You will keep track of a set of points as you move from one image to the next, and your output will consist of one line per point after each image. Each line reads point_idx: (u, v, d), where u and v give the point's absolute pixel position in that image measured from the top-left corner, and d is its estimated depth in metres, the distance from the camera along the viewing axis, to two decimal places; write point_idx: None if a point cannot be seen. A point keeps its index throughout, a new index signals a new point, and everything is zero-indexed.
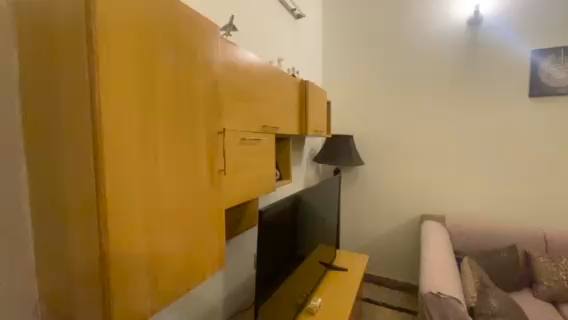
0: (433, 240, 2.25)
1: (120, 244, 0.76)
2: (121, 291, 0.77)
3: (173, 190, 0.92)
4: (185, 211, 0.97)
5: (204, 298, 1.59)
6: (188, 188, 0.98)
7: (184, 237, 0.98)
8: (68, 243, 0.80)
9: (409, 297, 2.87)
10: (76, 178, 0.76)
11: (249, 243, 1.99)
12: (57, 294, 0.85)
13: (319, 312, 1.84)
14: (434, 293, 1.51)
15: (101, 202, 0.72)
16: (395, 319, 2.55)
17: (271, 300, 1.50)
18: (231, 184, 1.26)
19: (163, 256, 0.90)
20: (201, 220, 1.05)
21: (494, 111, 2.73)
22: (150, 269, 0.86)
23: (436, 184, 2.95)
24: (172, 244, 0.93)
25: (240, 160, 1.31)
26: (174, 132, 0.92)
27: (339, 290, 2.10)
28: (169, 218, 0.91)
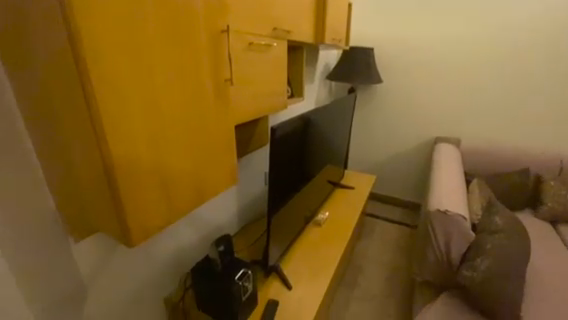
0: (446, 162, 2.21)
1: (124, 160, 0.73)
2: (134, 205, 0.77)
3: (175, 104, 0.83)
4: (191, 127, 0.90)
5: (219, 210, 1.69)
6: (193, 105, 0.89)
7: (193, 155, 0.93)
8: (71, 158, 0.77)
9: (409, 214, 3.06)
10: (63, 88, 0.67)
11: (259, 161, 1.99)
12: (73, 207, 0.86)
13: (325, 224, 1.97)
14: (441, 211, 1.54)
15: (94, 115, 0.65)
16: (394, 231, 2.77)
17: (282, 213, 1.57)
18: (240, 99, 1.15)
19: (174, 174, 0.88)
20: (211, 140, 0.99)
21: (546, 17, 2.28)
22: (161, 186, 0.85)
23: (458, 106, 2.73)
24: (180, 161, 0.89)
25: (248, 69, 1.16)
26: (170, 41, 0.78)
27: (345, 206, 2.20)
28: (176, 137, 0.86)
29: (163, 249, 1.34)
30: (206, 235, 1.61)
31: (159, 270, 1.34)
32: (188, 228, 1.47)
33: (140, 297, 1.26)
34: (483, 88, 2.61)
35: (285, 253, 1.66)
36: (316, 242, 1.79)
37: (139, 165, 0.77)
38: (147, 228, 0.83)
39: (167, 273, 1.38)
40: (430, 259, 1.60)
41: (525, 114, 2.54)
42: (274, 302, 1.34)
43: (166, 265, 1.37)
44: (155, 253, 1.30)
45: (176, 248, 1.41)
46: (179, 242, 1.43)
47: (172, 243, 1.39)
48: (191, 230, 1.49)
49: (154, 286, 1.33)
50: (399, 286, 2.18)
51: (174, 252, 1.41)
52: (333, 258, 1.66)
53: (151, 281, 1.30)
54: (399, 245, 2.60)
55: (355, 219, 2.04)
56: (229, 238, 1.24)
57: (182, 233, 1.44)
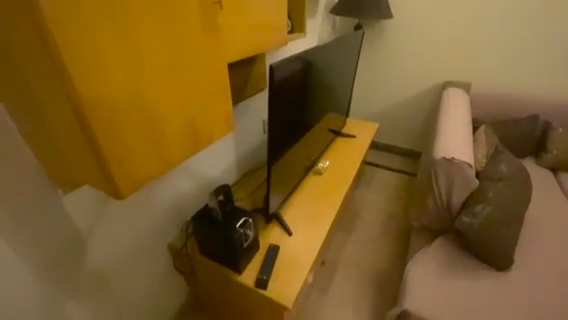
0: (455, 108, 2.08)
1: (97, 102, 0.64)
2: (116, 152, 0.70)
3: (151, 35, 0.71)
4: (175, 64, 0.78)
5: (215, 159, 1.63)
6: (174, 38, 0.76)
7: (181, 98, 0.83)
8: (42, 104, 0.69)
9: (409, 162, 3.04)
10: (11, 16, 0.57)
11: (257, 108, 1.87)
12: (56, 158, 0.81)
13: (326, 174, 1.94)
14: (447, 159, 1.49)
15: (50, 45, 0.55)
16: (393, 179, 2.79)
17: (281, 162, 1.51)
18: (232, 33, 0.99)
19: (159, 120, 0.79)
20: (202, 83, 0.88)
21: None
22: (146, 133, 0.76)
23: (474, 46, 2.48)
24: (166, 105, 0.79)
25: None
26: None
27: (346, 154, 2.15)
28: (158, 77, 0.75)
29: (159, 199, 1.31)
30: (204, 185, 1.58)
31: (158, 219, 1.33)
32: (184, 177, 1.43)
33: (140, 244, 1.28)
34: (504, 25, 2.33)
35: (285, 201, 1.65)
36: (316, 191, 1.78)
37: (115, 107, 0.68)
38: (135, 179, 0.77)
39: (167, 222, 1.39)
40: (429, 207, 1.60)
41: (547, 55, 2.32)
42: (275, 247, 1.36)
43: (165, 214, 1.37)
44: (152, 202, 1.28)
45: (174, 197, 1.39)
46: (177, 192, 1.40)
47: (169, 193, 1.36)
48: (188, 180, 1.45)
49: (154, 234, 1.34)
50: (394, 230, 2.26)
51: (172, 202, 1.39)
52: (333, 205, 1.66)
53: (150, 229, 1.31)
54: (397, 193, 2.63)
55: (356, 169, 2.00)
56: (228, 188, 1.20)
57: (179, 182, 1.40)
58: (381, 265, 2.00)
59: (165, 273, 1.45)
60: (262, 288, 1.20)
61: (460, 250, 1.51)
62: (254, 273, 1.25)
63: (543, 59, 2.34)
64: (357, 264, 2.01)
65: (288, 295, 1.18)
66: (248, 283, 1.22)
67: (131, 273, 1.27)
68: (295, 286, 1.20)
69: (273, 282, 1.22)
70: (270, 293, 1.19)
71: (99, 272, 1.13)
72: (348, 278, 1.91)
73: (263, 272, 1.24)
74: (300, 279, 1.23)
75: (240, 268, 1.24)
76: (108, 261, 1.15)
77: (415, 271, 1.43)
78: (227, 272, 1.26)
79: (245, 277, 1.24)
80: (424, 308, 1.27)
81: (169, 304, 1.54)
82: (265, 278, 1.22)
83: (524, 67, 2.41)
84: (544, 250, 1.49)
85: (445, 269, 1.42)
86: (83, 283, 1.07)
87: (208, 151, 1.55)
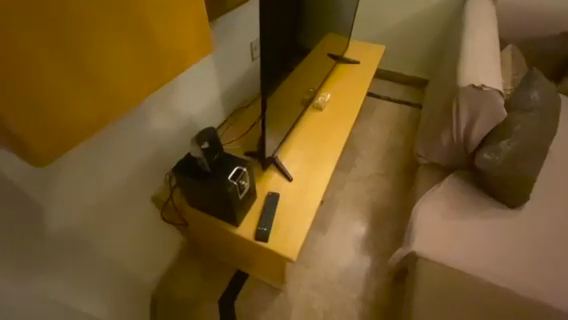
0: (482, 23, 1.72)
1: None
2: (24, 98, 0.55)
3: None
4: None
5: (193, 94, 1.33)
6: None
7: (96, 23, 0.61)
8: None
9: (414, 92, 2.75)
10: None
11: (241, 27, 1.47)
12: None
13: (326, 108, 1.68)
14: (476, 87, 1.25)
15: None
16: (394, 112, 2.56)
17: (275, 97, 1.24)
18: None
19: (89, 58, 0.62)
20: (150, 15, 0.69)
21: None
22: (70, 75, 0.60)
23: None
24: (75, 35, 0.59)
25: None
26: None
27: (349, 86, 1.85)
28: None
29: (124, 145, 1.08)
30: (181, 127, 1.32)
31: (130, 169, 1.14)
32: (154, 117, 1.17)
33: (113, 198, 1.10)
34: None
35: (283, 143, 1.44)
36: (317, 130, 1.55)
37: (20, 39, 0.52)
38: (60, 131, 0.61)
39: (141, 171, 1.19)
40: (442, 142, 1.45)
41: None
42: (275, 195, 1.22)
43: (137, 163, 1.16)
44: (115, 150, 1.05)
45: (145, 142, 1.16)
46: (148, 135, 1.17)
47: (137, 138, 1.12)
48: (159, 120, 1.20)
49: (129, 185, 1.16)
50: (396, 167, 2.14)
51: (144, 147, 1.17)
52: (336, 146, 1.46)
53: (122, 181, 1.12)
54: (399, 126, 2.44)
55: (360, 102, 1.74)
56: (214, 133, 0.96)
57: (148, 124, 1.15)
58: (382, 202, 1.94)
59: (152, 226, 1.32)
60: (262, 240, 1.09)
61: (469, 187, 1.41)
62: (253, 224, 1.13)
63: None
64: (357, 203, 1.94)
65: (292, 246, 1.08)
66: (246, 236, 1.10)
67: (110, 230, 1.12)
68: (300, 237, 1.10)
69: (275, 233, 1.11)
70: (273, 245, 1.08)
71: (68, 233, 0.97)
72: (348, 217, 1.86)
73: (263, 224, 1.12)
74: (304, 229, 1.12)
75: (237, 220, 1.10)
76: (76, 222, 0.99)
77: (423, 211, 1.33)
78: (221, 224, 1.13)
79: (243, 228, 1.12)
80: (433, 250, 1.21)
81: (164, 254, 1.46)
82: (265, 230, 1.10)
83: None
84: (556, 187, 1.40)
85: (454, 209, 1.33)
86: (51, 245, 0.93)
87: (181, 83, 1.25)
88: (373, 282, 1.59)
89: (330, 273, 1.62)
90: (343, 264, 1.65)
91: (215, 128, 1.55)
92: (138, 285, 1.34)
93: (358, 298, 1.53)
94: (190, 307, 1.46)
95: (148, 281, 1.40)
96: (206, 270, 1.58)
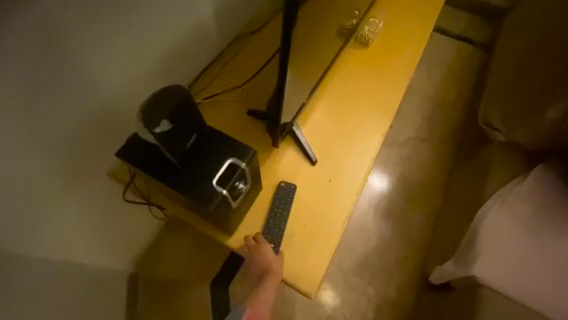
0: None
1: None
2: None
3: None
4: None
5: (160, 10, 0.79)
6: None
7: None
8: None
9: (482, 24, 2.02)
10: None
11: None
12: None
13: (375, 45, 1.12)
14: None
15: None
16: (448, 52, 1.92)
17: (299, 27, 0.70)
18: None
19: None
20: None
21: None
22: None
23: None
24: None
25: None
26: None
27: (409, 10, 1.22)
28: None
29: (24, 88, 0.60)
30: (143, 66, 0.83)
31: (50, 129, 0.68)
32: (87, 41, 0.67)
33: (29, 175, 0.68)
34: None
35: (306, 102, 0.95)
36: (359, 81, 1.04)
37: None
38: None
39: (75, 130, 0.74)
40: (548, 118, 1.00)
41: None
42: (290, 188, 0.85)
43: (66, 117, 0.70)
44: (3, 95, 0.58)
45: (71, 84, 0.68)
46: (78, 73, 0.68)
47: (54, 76, 0.64)
48: (101, 49, 0.70)
49: (58, 154, 0.72)
50: (442, 131, 1.66)
51: (71, 92, 0.69)
52: (387, 113, 1.00)
53: (38, 148, 0.67)
54: (453, 74, 1.84)
55: (424, 38, 1.16)
56: (185, 97, 0.54)
57: (72, 51, 0.65)
58: (418, 178, 1.53)
59: (114, 205, 0.96)
60: (267, 263, 0.76)
61: (561, 189, 0.98)
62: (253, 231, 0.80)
63: None
64: (387, 176, 1.52)
65: (310, 277, 0.77)
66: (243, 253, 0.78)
67: (43, 218, 0.75)
68: (324, 258, 0.79)
69: (285, 254, 0.79)
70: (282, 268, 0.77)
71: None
72: (372, 194, 1.48)
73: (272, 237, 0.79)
74: (330, 247, 0.80)
75: (230, 228, 0.76)
76: None
77: (494, 221, 0.93)
78: (208, 230, 0.79)
79: (240, 236, 0.80)
80: (502, 278, 0.85)
81: (138, 231, 1.14)
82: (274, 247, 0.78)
83: None
84: None
85: (538, 219, 0.93)
86: None
87: None
88: (395, 277, 1.32)
89: (344, 263, 1.34)
90: (361, 254, 1.36)
91: (204, 66, 1.03)
92: (109, 270, 1.06)
93: (375, 295, 1.29)
94: (179, 289, 1.23)
95: (121, 262, 1.12)
96: (196, 246, 1.29)
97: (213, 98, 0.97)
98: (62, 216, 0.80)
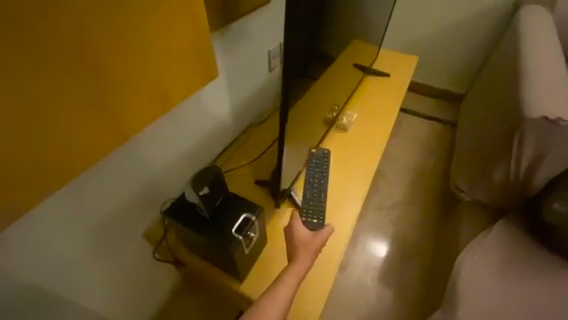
0: (547, 36, 1.43)
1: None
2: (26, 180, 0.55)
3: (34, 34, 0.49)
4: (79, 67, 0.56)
5: (198, 117, 1.14)
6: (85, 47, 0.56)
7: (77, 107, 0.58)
8: None
9: (447, 107, 2.46)
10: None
11: (258, 32, 1.27)
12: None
13: (352, 129, 1.46)
14: (550, 120, 0.99)
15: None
16: (422, 129, 2.30)
17: (293, 124, 1.02)
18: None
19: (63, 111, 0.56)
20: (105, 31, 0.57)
21: None
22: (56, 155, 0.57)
23: None
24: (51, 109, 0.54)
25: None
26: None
27: (379, 103, 1.60)
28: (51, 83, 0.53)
29: (110, 184, 0.89)
30: (183, 154, 1.15)
31: (117, 207, 0.94)
32: (148, 148, 0.97)
33: (95, 237, 0.91)
34: None
35: (300, 172, 1.22)
36: (340, 158, 1.33)
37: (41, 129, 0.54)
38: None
39: (131, 205, 1.00)
40: (495, 179, 1.20)
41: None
42: (323, 153, 1.27)
43: (131, 194, 0.98)
44: (99, 191, 0.87)
45: (137, 178, 0.97)
46: (142, 170, 0.98)
47: (130, 169, 0.94)
48: (155, 150, 1.00)
49: (117, 222, 0.97)
50: (427, 195, 1.87)
51: (136, 182, 0.98)
52: (365, 182, 1.24)
53: (106, 220, 0.93)
54: (430, 147, 2.17)
55: (391, 122, 1.50)
56: (216, 172, 0.80)
57: (141, 157, 0.96)
58: (409, 237, 1.68)
59: (143, 264, 1.14)
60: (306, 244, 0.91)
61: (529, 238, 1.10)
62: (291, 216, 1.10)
63: None
64: (380, 236, 1.68)
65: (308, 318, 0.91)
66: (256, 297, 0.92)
67: (95, 268, 0.95)
68: (319, 303, 0.93)
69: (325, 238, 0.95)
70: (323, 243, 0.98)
71: (34, 280, 0.79)
72: (369, 255, 1.60)
73: (312, 215, 1.07)
74: (323, 293, 0.95)
75: (241, 275, 0.93)
76: (47, 279, 0.82)
77: (469, 268, 1.07)
78: (223, 277, 0.95)
79: (248, 285, 0.94)
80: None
81: (157, 291, 1.27)
82: (317, 221, 1.05)
83: None
84: None
85: (510, 266, 1.04)
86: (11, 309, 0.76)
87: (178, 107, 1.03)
88: None
89: None
90: (363, 314, 1.41)
91: (220, 149, 1.34)
92: None
93: None
94: None
95: None
96: (206, 308, 1.38)
97: (228, 171, 1.25)
98: (109, 267, 1.00)
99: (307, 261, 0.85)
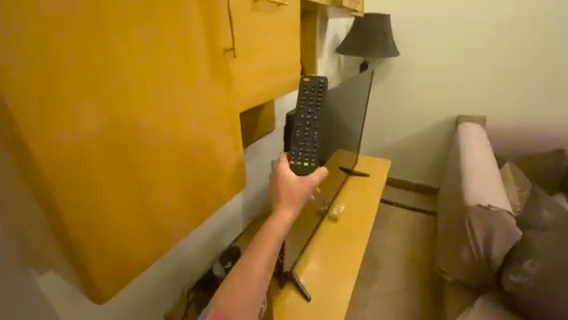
0: (476, 145, 1.96)
1: (83, 212, 0.46)
2: (59, 168, 0.41)
3: (160, 120, 0.56)
4: (189, 153, 0.64)
5: (221, 217, 1.45)
6: (191, 132, 0.64)
7: (183, 189, 0.65)
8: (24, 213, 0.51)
9: (427, 199, 2.82)
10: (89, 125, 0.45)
11: (265, 149, 1.74)
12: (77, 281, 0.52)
13: (342, 219, 1.76)
14: (483, 206, 1.31)
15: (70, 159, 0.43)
16: (408, 219, 2.58)
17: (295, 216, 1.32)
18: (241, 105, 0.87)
19: (168, 192, 0.61)
20: (195, 64, 0.61)
21: None
22: (118, 209, 0.51)
23: (477, 82, 2.46)
24: (166, 189, 0.60)
25: (251, 24, 0.82)
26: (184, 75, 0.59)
27: (361, 198, 1.96)
28: (162, 164, 0.59)
29: (156, 280, 1.11)
30: (208, 247, 1.40)
31: (156, 299, 1.14)
32: (185, 247, 1.24)
33: None
34: (506, 67, 2.35)
35: (300, 256, 1.47)
36: (332, 245, 1.58)
37: (150, 212, 0.58)
38: (119, 274, 0.54)
39: (166, 297, 1.18)
40: (463, 257, 1.38)
41: (555, 77, 2.26)
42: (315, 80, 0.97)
43: (167, 287, 1.18)
44: (149, 285, 1.09)
45: (174, 272, 1.20)
46: (177, 266, 1.21)
47: (170, 265, 1.17)
48: (188, 249, 1.26)
49: (153, 312, 1.13)
50: (422, 281, 1.99)
51: (172, 276, 1.20)
52: (355, 265, 1.45)
53: (147, 312, 1.10)
54: (418, 235, 2.40)
55: (373, 213, 1.82)
56: (236, 253, 1.08)
57: (179, 255, 1.21)
58: None
59: None
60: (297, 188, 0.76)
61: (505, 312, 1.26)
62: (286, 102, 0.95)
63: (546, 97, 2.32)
64: None
65: None
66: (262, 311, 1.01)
67: None
68: None
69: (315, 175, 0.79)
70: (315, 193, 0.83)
71: None
72: None
73: (302, 158, 0.88)
74: None
75: None
76: None
77: None
78: None
79: None
80: None
81: None
82: (308, 165, 0.87)
83: (529, 102, 2.37)
84: None
85: None
86: None
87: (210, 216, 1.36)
88: None
89: None
90: None
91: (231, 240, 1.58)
92: None
93: None
94: None
95: None
96: None
97: None
98: None
99: (291, 216, 0.72)
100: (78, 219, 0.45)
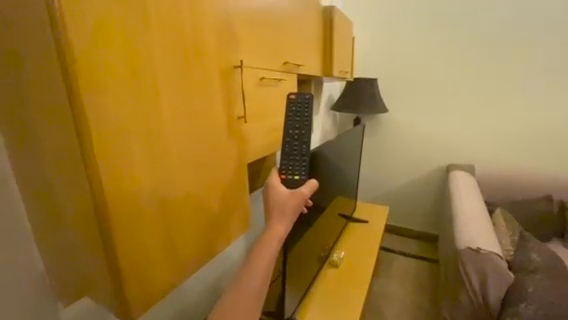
0: (466, 192, 2.08)
1: (126, 242, 0.58)
2: (116, 207, 0.55)
3: (186, 167, 0.71)
4: (205, 194, 0.78)
5: (224, 261, 1.51)
6: (208, 178, 0.78)
7: (199, 224, 0.77)
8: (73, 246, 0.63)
9: (429, 246, 2.83)
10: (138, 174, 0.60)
11: None
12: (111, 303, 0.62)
13: (342, 265, 1.81)
14: (473, 250, 1.40)
15: (123, 199, 0.57)
16: (411, 267, 2.56)
17: (296, 260, 1.39)
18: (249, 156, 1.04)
19: (187, 227, 0.73)
20: (215, 125, 0.79)
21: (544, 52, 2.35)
22: (150, 240, 0.63)
23: (462, 135, 2.70)
24: (185, 224, 0.72)
25: (257, 98, 1.04)
26: (207, 133, 0.76)
27: (361, 244, 2.01)
28: (185, 203, 0.72)
29: None
30: (210, 293, 1.43)
31: None
32: (189, 291, 1.29)
33: None
34: (485, 121, 2.61)
35: (300, 302, 1.49)
36: (333, 290, 1.61)
37: (173, 245, 0.69)
38: (148, 297, 0.64)
39: None
40: (463, 302, 1.39)
41: (529, 130, 2.50)
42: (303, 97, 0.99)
43: None
44: None
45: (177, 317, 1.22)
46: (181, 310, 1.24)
47: (174, 308, 1.21)
48: (192, 293, 1.30)
49: None
50: None
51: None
52: (355, 312, 1.46)
53: None
54: (422, 284, 2.36)
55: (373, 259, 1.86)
56: None
57: (183, 299, 1.25)
58: None
59: None
60: (285, 200, 0.86)
61: None
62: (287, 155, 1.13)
63: (525, 148, 2.53)
64: None
65: None
66: None
67: None
68: None
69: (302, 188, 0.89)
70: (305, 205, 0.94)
71: None
72: None
73: (293, 171, 0.93)
74: None
75: None
76: None
77: None
78: None
79: None
80: None
81: None
82: (299, 178, 0.92)
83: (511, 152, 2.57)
84: None
85: None
86: None
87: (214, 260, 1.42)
88: None
89: None
90: None
91: None
92: None
93: None
94: None
95: None
96: None
97: None
98: None
99: (283, 230, 0.82)
100: (122, 247, 0.57)
